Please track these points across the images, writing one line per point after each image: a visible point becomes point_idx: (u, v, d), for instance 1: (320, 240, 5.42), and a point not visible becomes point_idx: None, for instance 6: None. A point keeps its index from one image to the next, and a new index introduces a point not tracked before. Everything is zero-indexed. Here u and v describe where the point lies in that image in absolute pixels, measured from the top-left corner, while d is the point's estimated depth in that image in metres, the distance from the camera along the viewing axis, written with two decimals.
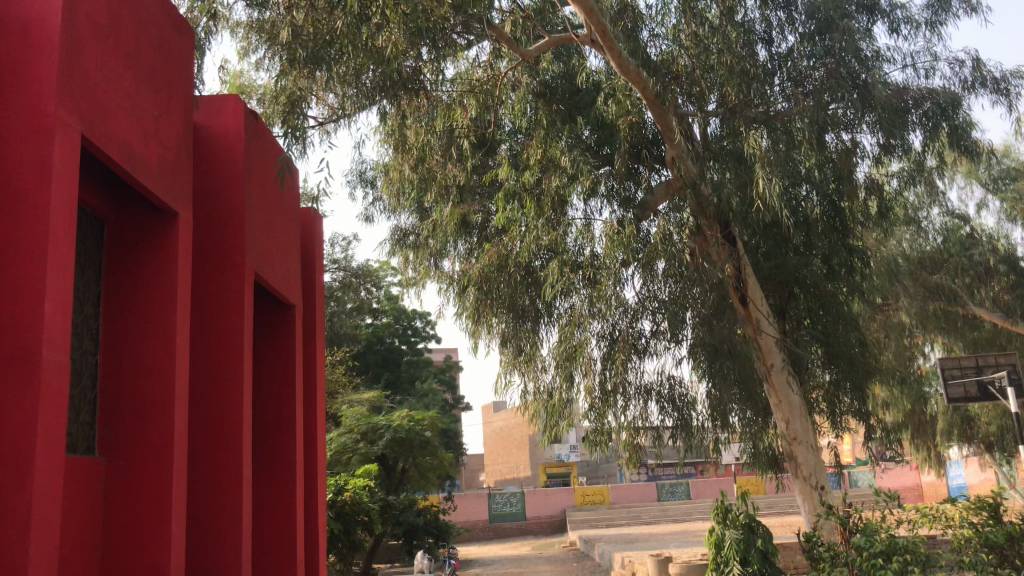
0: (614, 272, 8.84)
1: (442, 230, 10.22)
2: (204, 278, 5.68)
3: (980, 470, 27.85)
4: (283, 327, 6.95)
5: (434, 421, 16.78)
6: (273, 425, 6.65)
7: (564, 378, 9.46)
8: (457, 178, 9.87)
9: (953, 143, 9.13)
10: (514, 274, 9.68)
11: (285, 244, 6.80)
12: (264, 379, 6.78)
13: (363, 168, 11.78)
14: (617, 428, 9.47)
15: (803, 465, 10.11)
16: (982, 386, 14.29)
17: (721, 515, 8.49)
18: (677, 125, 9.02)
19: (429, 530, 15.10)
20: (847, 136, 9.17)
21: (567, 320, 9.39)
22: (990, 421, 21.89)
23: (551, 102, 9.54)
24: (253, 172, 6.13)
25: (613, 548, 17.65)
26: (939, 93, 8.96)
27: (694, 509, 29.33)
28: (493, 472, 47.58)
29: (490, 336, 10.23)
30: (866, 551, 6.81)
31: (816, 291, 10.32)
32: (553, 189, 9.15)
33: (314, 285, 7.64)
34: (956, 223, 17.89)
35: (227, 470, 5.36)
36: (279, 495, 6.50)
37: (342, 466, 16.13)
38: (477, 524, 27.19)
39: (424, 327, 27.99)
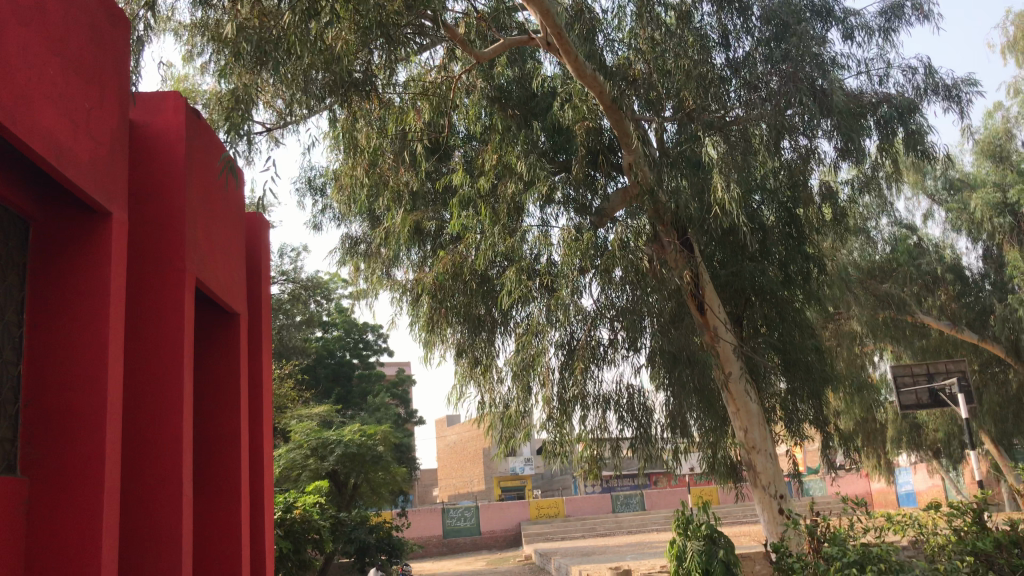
0: (572, 279, 8.63)
1: (395, 237, 9.94)
2: (141, 284, 5.34)
3: (928, 476, 28.28)
4: (226, 337, 6.60)
5: (386, 435, 16.42)
6: (216, 440, 6.30)
7: (521, 388, 9.26)
8: (410, 184, 9.63)
9: (908, 148, 9.12)
10: (469, 283, 9.44)
11: (230, 249, 6.46)
12: (207, 391, 6.42)
13: (311, 174, 11.47)
14: (576, 438, 9.27)
15: (762, 474, 10.00)
16: (933, 393, 14.43)
17: (682, 526, 8.33)
18: (633, 131, 8.90)
19: (382, 547, 14.72)
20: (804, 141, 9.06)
21: (524, 329, 9.15)
22: (938, 427, 22.22)
23: (506, 107, 9.43)
24: (195, 172, 5.80)
25: (569, 561, 17.42)
26: (894, 98, 8.98)
27: (649, 520, 29.27)
28: (446, 486, 47.09)
29: (445, 346, 9.98)
30: (838, 561, 6.65)
31: (773, 298, 10.24)
32: (509, 196, 9.05)
33: (260, 292, 7.30)
34: (904, 232, 18.15)
35: (165, 489, 5.01)
36: (223, 515, 6.15)
37: (292, 483, 15.67)
38: (431, 540, 26.77)
39: (376, 341, 27.57)
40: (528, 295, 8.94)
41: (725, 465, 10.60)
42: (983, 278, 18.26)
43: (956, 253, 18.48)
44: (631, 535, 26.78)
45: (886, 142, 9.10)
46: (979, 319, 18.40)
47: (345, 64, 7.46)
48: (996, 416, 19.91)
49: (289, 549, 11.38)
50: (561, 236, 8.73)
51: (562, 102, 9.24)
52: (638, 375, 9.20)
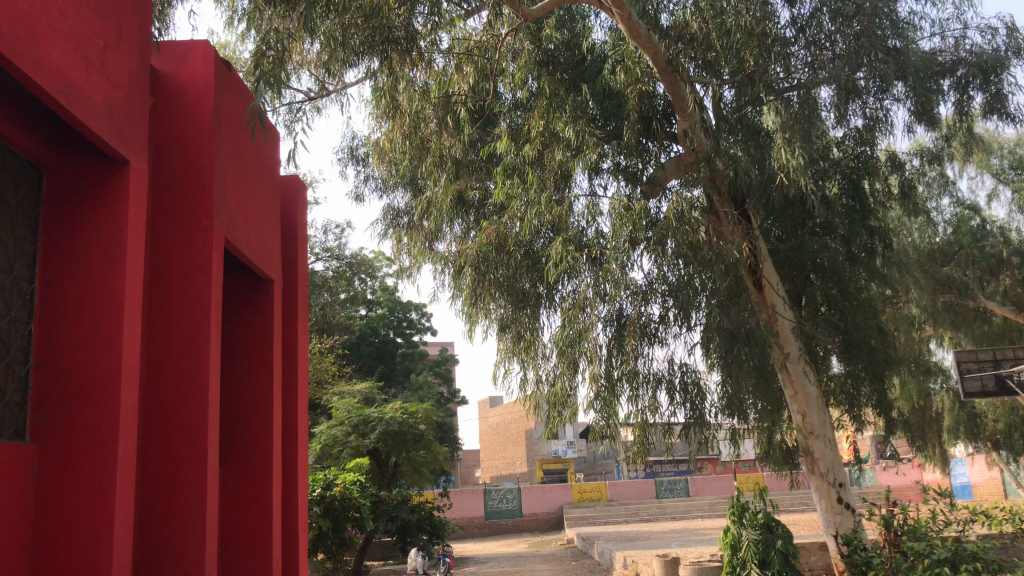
0: (622, 251, 8.19)
1: (437, 207, 9.58)
2: (167, 244, 5.07)
3: (986, 468, 27.34)
4: (260, 304, 6.30)
5: (429, 414, 16.14)
6: (247, 411, 6.03)
7: (566, 365, 8.82)
8: (453, 148, 9.26)
9: (988, 113, 8.45)
10: (514, 255, 9.03)
11: (262, 212, 6.16)
12: (237, 360, 6.14)
13: (353, 144, 11.18)
14: (624, 417, 8.78)
15: (820, 461, 9.51)
16: (1001, 380, 13.72)
17: (737, 514, 7.87)
18: (688, 94, 8.56)
19: (423, 526, 14.50)
20: (876, 104, 8.47)
21: (572, 303, 8.73)
22: (999, 417, 21.38)
23: (555, 71, 8.90)
24: (225, 127, 5.51)
25: (613, 546, 17.01)
26: (979, 55, 8.25)
27: (694, 506, 28.76)
28: (489, 468, 46.98)
29: (488, 322, 9.63)
30: (929, 559, 6.27)
31: (835, 276, 9.66)
32: (557, 163, 8.63)
33: (296, 259, 6.99)
34: (967, 213, 17.38)
35: (189, 459, 4.75)
36: (253, 489, 5.88)
37: (332, 460, 15.50)
38: (473, 521, 26.61)
39: (420, 320, 27.38)
40: (576, 266, 8.53)
41: (780, 450, 10.08)
42: None
43: (1022, 235, 17.63)
44: (675, 521, 26.30)
45: (964, 106, 8.43)
46: None
47: (386, 17, 7.25)
48: None
49: (329, 527, 11.16)
50: (611, 206, 8.36)
51: (614, 65, 8.81)
52: (691, 353, 8.69)
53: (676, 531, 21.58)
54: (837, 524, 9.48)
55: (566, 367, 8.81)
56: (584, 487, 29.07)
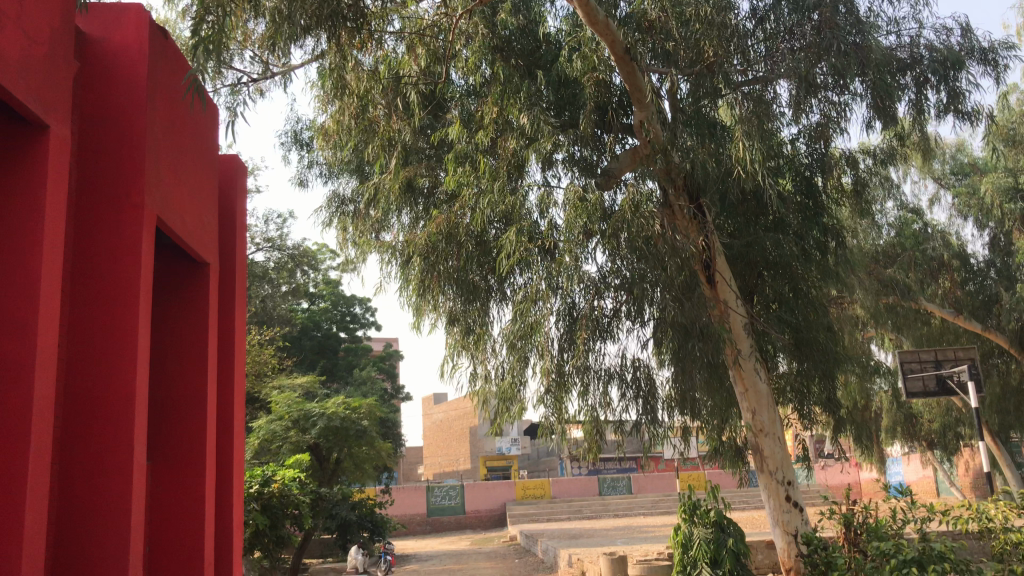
0: (577, 243, 7.99)
1: (385, 195, 9.23)
2: (92, 220, 4.69)
3: (920, 467, 27.94)
4: (195, 288, 5.92)
5: (372, 410, 15.75)
6: (179, 402, 5.65)
7: (516, 359, 8.54)
8: (403, 134, 8.96)
9: (946, 110, 8.41)
10: (465, 244, 8.73)
11: (199, 190, 5.78)
12: (169, 347, 5.76)
13: (297, 128, 10.79)
14: (574, 413, 8.56)
15: (769, 459, 9.42)
16: (941, 380, 13.90)
17: (688, 511, 7.76)
18: (646, 85, 8.37)
19: (364, 525, 14.13)
20: (836, 99, 8.36)
21: (523, 295, 8.48)
22: (933, 418, 21.83)
23: (508, 58, 8.60)
24: (159, 98, 5.12)
25: (557, 544, 16.83)
26: (938, 52, 8.20)
27: (636, 504, 28.83)
28: (431, 466, 46.57)
29: (436, 314, 9.31)
30: (896, 559, 6.43)
31: (787, 273, 9.59)
32: (510, 151, 8.38)
33: (235, 242, 6.59)
34: (909, 216, 17.66)
35: (115, 453, 4.39)
36: (184, 485, 5.52)
37: (271, 456, 15.02)
38: (415, 519, 26.24)
39: (364, 314, 26.91)
40: (529, 257, 8.28)
41: (730, 448, 9.98)
42: (988, 267, 17.91)
43: (960, 239, 17.97)
44: (618, 518, 26.30)
45: (922, 104, 8.38)
46: (983, 308, 17.83)
47: None
48: (995, 409, 19.47)
49: (266, 525, 10.74)
50: (566, 195, 8.10)
51: (570, 52, 8.59)
52: (643, 349, 8.54)
53: (619, 529, 21.51)
54: (785, 523, 9.40)
55: (516, 362, 8.52)
56: (528, 485, 28.91)
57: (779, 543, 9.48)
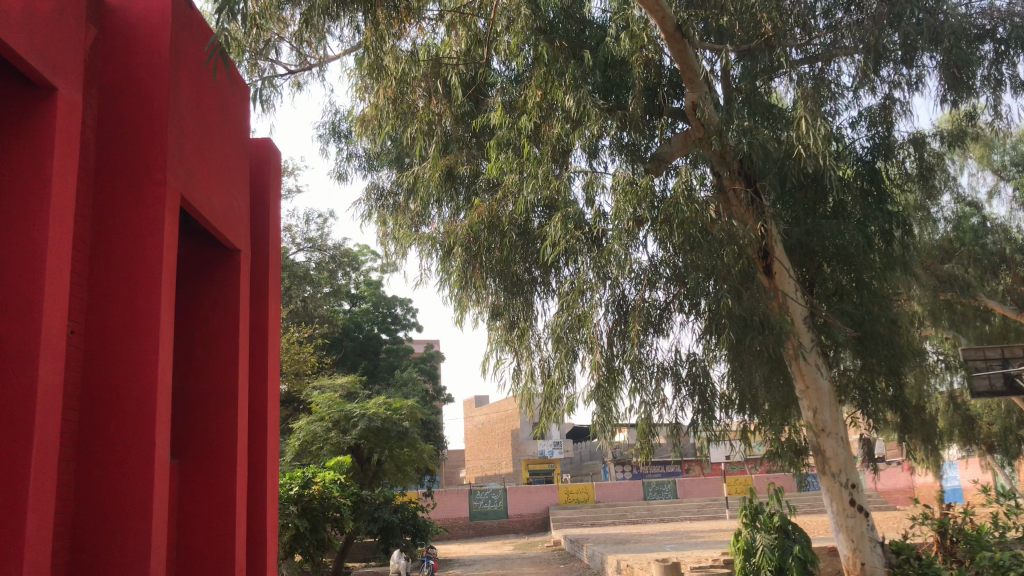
0: (627, 231, 7.56)
1: (424, 184, 8.86)
2: (112, 200, 4.41)
3: (979, 471, 26.88)
4: (225, 277, 5.60)
5: (413, 411, 15.41)
6: (207, 396, 5.34)
7: (563, 355, 8.09)
8: (443, 119, 8.61)
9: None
10: (508, 234, 8.32)
11: (227, 172, 5.47)
12: (199, 339, 5.45)
13: (336, 120, 10.53)
14: (626, 412, 8.07)
15: (832, 461, 8.88)
16: (1009, 378, 13.18)
17: (750, 515, 7.39)
18: (699, 65, 7.98)
19: (406, 527, 13.80)
20: (907, 71, 7.83)
21: (571, 286, 8.03)
22: (994, 419, 20.93)
23: (553, 39, 8.15)
24: (183, 72, 4.83)
25: (605, 549, 16.34)
26: (1021, 14, 7.58)
27: (682, 508, 28.18)
28: (474, 469, 46.24)
29: (479, 308, 8.92)
30: None
31: (849, 263, 9.05)
32: (554, 136, 7.99)
33: (267, 228, 6.24)
34: (967, 210, 16.88)
35: (135, 448, 4.09)
36: (214, 484, 5.21)
37: (311, 458, 14.75)
38: (457, 522, 25.90)
39: (405, 315, 26.67)
40: (575, 246, 7.84)
41: (791, 449, 9.36)
42: None
43: (1022, 232, 17.13)
44: (664, 523, 25.70)
45: (1005, 73, 7.77)
46: None
47: None
48: None
49: (306, 527, 10.44)
50: (615, 179, 7.66)
51: (618, 31, 8.14)
52: (698, 343, 8.07)
53: (667, 534, 20.91)
54: (849, 529, 8.84)
55: (563, 357, 8.07)
56: (572, 488, 28.39)
57: (844, 550, 8.92)
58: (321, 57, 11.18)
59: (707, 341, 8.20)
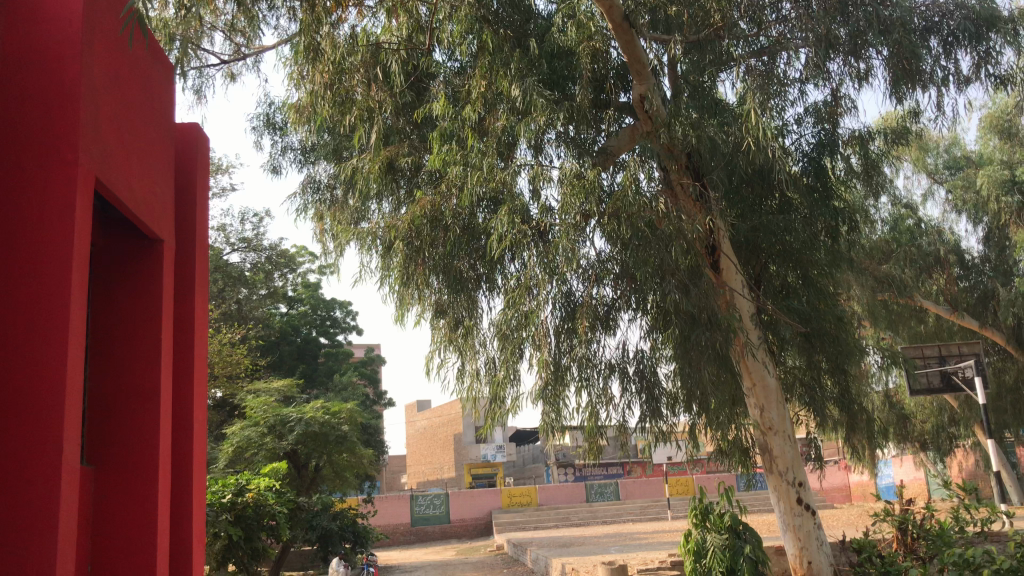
0: (574, 226, 7.34)
1: (363, 176, 8.52)
2: (15, 181, 4.00)
3: (912, 469, 27.42)
4: (147, 269, 5.19)
5: (352, 414, 14.97)
6: (126, 397, 4.94)
7: (509, 354, 7.82)
8: (384, 108, 8.29)
9: (975, 72, 7.80)
10: (451, 228, 8.03)
11: (150, 155, 5.08)
12: (118, 335, 5.03)
13: (270, 111, 10.12)
14: (573, 412, 7.84)
15: (779, 459, 8.80)
16: (946, 376, 13.35)
17: (700, 516, 7.31)
18: (646, 57, 7.83)
19: (346, 535, 13.38)
20: (855, 65, 7.79)
21: (516, 283, 7.78)
22: (926, 418, 21.33)
23: (497, 27, 7.90)
24: (100, 44, 4.44)
25: (548, 552, 16.14)
26: (969, 8, 7.57)
27: (624, 510, 28.19)
28: (415, 474, 45.68)
29: (421, 307, 8.61)
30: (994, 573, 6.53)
31: (795, 259, 8.98)
32: (499, 128, 7.73)
33: (192, 216, 5.81)
34: (902, 212, 17.14)
35: (40, 454, 3.70)
36: (134, 493, 4.82)
37: (245, 464, 14.23)
38: (398, 528, 25.46)
39: (344, 318, 26.13)
40: (520, 240, 7.59)
41: (738, 448, 9.22)
42: (984, 262, 17.21)
43: (954, 234, 17.46)
44: (607, 525, 25.62)
45: (951, 67, 7.78)
46: (979, 304, 17.31)
47: None
48: (992, 409, 18.93)
49: (240, 536, 9.98)
50: (561, 173, 7.45)
51: (564, 20, 7.94)
52: (646, 341, 7.89)
53: (610, 536, 20.83)
54: (796, 528, 8.78)
55: (508, 356, 7.79)
56: (514, 492, 28.15)
57: (791, 548, 8.85)
58: (255, 48, 10.76)
59: (655, 339, 8.02)
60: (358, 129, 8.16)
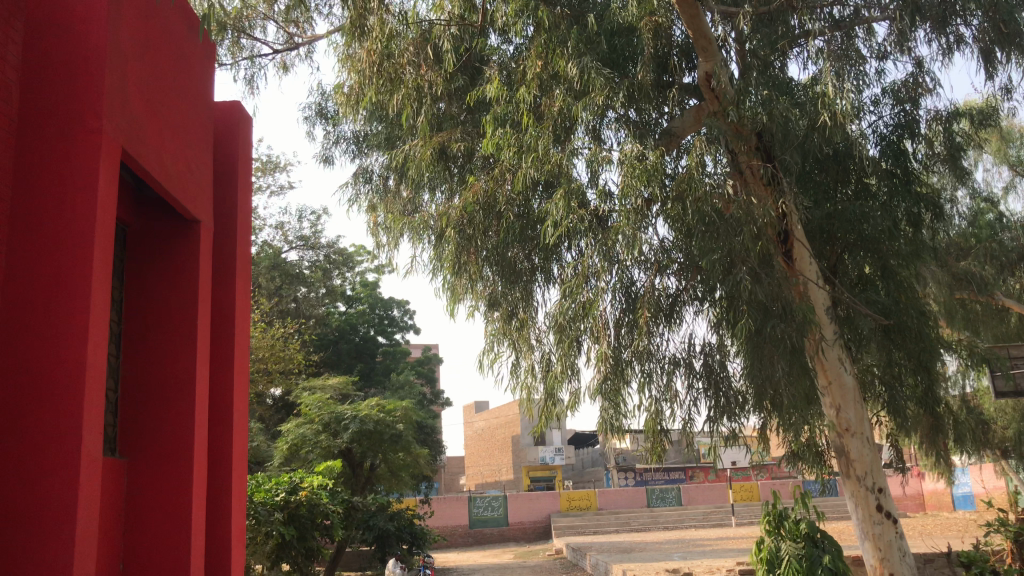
0: (635, 211, 6.89)
1: (415, 163, 8.19)
2: (37, 151, 3.74)
3: (990, 476, 26.10)
4: (182, 252, 4.92)
5: (408, 412, 14.69)
6: (161, 387, 4.68)
7: (567, 347, 7.40)
8: (434, 87, 7.94)
9: None
10: (505, 215, 7.66)
11: (183, 131, 4.80)
12: (153, 322, 4.78)
13: (322, 100, 9.90)
14: (634, 410, 7.36)
15: (856, 463, 8.20)
16: None
17: (773, 523, 6.91)
18: (711, 32, 7.37)
19: (403, 536, 13.11)
20: (943, 34, 7.23)
21: (574, 272, 7.37)
22: (1007, 423, 20.15)
23: (553, 4, 7.51)
24: (128, 7, 4.16)
25: (609, 557, 15.63)
26: None
27: (686, 516, 27.46)
28: (474, 476, 45.44)
29: (474, 299, 8.24)
30: None
31: (874, 249, 8.36)
32: (557, 109, 7.33)
33: (232, 198, 5.53)
34: (982, 205, 16.16)
35: (58, 442, 3.43)
36: (167, 487, 4.55)
37: (301, 463, 14.06)
38: (456, 530, 25.17)
39: (402, 317, 26.00)
40: (578, 228, 7.17)
41: (813, 451, 8.63)
42: None
43: None
44: (669, 531, 24.94)
45: None
46: None
47: None
48: None
49: (292, 536, 9.73)
50: (622, 155, 7.01)
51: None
52: (712, 334, 7.40)
53: (673, 542, 20.20)
54: (875, 537, 8.17)
55: (565, 350, 7.36)
56: (574, 495, 27.65)
57: (870, 559, 8.25)
58: (308, 37, 10.57)
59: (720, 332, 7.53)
60: (409, 111, 7.84)
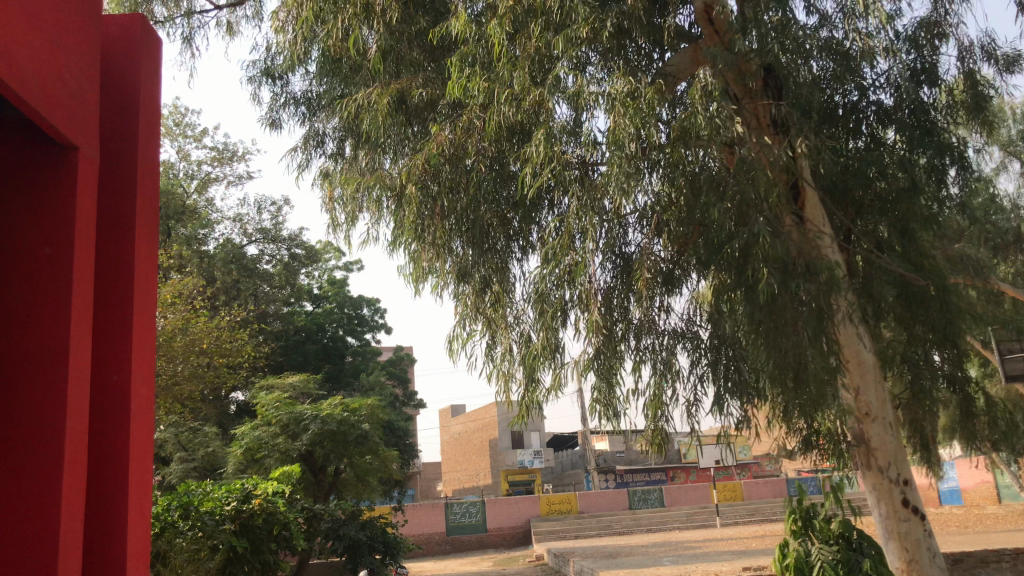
0: (628, 157, 5.80)
1: (370, 113, 7.04)
2: None
3: (976, 471, 25.48)
4: (56, 186, 3.81)
5: (374, 411, 13.51)
6: (22, 359, 3.56)
7: (551, 321, 6.34)
8: (387, 12, 6.80)
9: None
10: (477, 169, 6.61)
11: (47, 26, 3.68)
12: (15, 275, 3.67)
13: (269, 58, 8.78)
14: (630, 396, 6.32)
15: (878, 453, 7.17)
16: None
17: (799, 521, 6.44)
18: None
19: (375, 545, 11.78)
20: None
21: (556, 233, 6.29)
22: None
23: None
24: None
25: (595, 565, 14.59)
26: None
27: (670, 517, 26.50)
28: (452, 483, 44.17)
29: (442, 273, 7.17)
30: None
31: (895, 209, 7.34)
32: (534, 42, 6.27)
33: (131, 131, 4.42)
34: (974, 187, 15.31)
35: None
36: (29, 492, 3.43)
37: (258, 468, 12.84)
38: (433, 538, 23.99)
39: (372, 316, 24.82)
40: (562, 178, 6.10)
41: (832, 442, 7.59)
42: None
43: None
44: (653, 534, 23.98)
45: None
46: None
47: None
48: None
49: (244, 548, 8.51)
50: (610, 91, 5.90)
51: None
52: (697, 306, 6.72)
53: (658, 545, 19.21)
54: (900, 536, 7.15)
55: (547, 323, 6.37)
56: (554, 498, 26.64)
57: (894, 560, 7.25)
58: None
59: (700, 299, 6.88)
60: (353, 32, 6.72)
